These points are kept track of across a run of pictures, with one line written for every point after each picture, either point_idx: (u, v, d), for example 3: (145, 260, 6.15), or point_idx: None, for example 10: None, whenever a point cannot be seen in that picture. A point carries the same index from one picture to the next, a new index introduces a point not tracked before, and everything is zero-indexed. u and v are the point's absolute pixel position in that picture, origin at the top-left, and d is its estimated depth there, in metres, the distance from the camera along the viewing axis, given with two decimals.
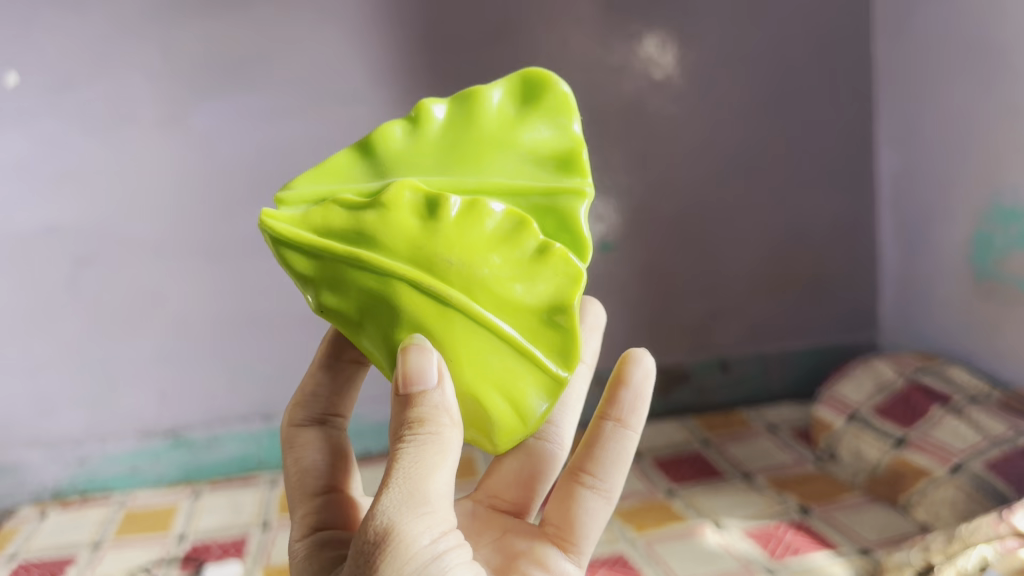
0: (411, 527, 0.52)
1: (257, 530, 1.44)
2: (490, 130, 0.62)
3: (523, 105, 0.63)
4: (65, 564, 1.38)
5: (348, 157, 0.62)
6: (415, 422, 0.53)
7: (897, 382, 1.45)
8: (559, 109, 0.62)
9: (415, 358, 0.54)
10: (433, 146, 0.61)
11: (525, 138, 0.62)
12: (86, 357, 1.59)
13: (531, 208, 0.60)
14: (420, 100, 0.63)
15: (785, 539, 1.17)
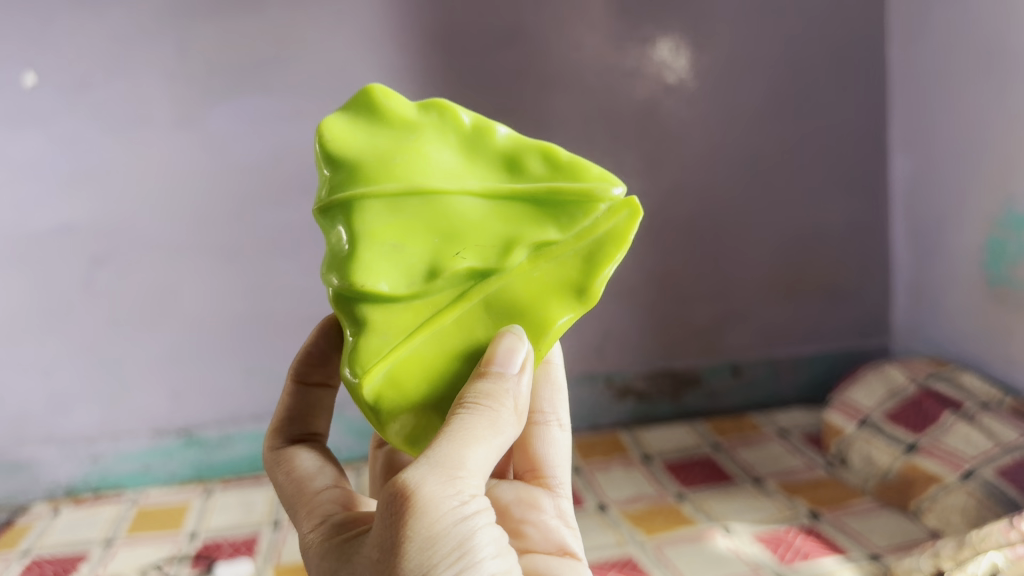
0: (438, 484, 0.48)
1: (267, 529, 1.45)
2: (406, 149, 0.60)
3: (372, 125, 0.62)
4: (76, 561, 1.39)
5: (526, 155, 0.61)
6: (481, 391, 0.52)
7: (909, 388, 1.45)
8: (341, 137, 0.61)
9: (509, 344, 0.54)
10: (456, 164, 0.60)
11: (366, 154, 0.60)
12: (100, 355, 1.61)
13: (370, 226, 0.57)
14: (456, 110, 0.62)
15: (795, 545, 1.17)
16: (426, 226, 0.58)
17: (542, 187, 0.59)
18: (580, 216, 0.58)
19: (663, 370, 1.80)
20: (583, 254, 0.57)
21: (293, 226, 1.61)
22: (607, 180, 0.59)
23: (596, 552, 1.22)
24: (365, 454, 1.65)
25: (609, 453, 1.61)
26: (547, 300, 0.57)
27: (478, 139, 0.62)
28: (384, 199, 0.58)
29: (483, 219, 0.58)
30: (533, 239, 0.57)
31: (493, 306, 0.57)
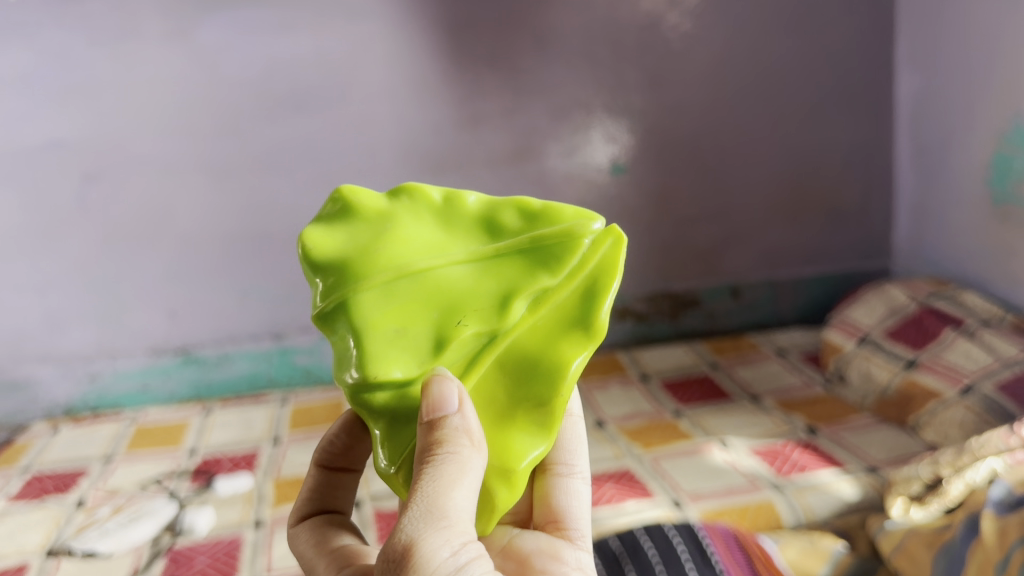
0: (426, 540, 0.47)
1: (267, 445, 1.46)
2: (387, 238, 0.58)
3: (347, 221, 0.60)
4: (77, 476, 1.40)
5: (501, 215, 0.60)
6: (438, 441, 0.49)
7: (910, 306, 1.44)
8: (321, 242, 0.59)
9: (440, 387, 0.50)
10: (436, 237, 0.59)
11: (349, 252, 0.58)
12: (96, 275, 1.59)
13: (370, 318, 0.55)
14: (425, 190, 0.62)
15: (793, 458, 1.17)
16: (425, 303, 0.56)
17: (524, 240, 0.58)
18: (568, 256, 0.57)
19: (662, 292, 1.79)
20: (581, 293, 0.56)
21: (287, 141, 1.58)
22: (585, 216, 0.59)
23: (594, 465, 1.23)
24: None
25: (608, 372, 1.61)
26: (558, 343, 0.55)
27: (454, 212, 0.61)
28: (380, 291, 0.56)
29: (478, 284, 0.57)
30: (530, 290, 0.56)
31: (506, 364, 0.55)
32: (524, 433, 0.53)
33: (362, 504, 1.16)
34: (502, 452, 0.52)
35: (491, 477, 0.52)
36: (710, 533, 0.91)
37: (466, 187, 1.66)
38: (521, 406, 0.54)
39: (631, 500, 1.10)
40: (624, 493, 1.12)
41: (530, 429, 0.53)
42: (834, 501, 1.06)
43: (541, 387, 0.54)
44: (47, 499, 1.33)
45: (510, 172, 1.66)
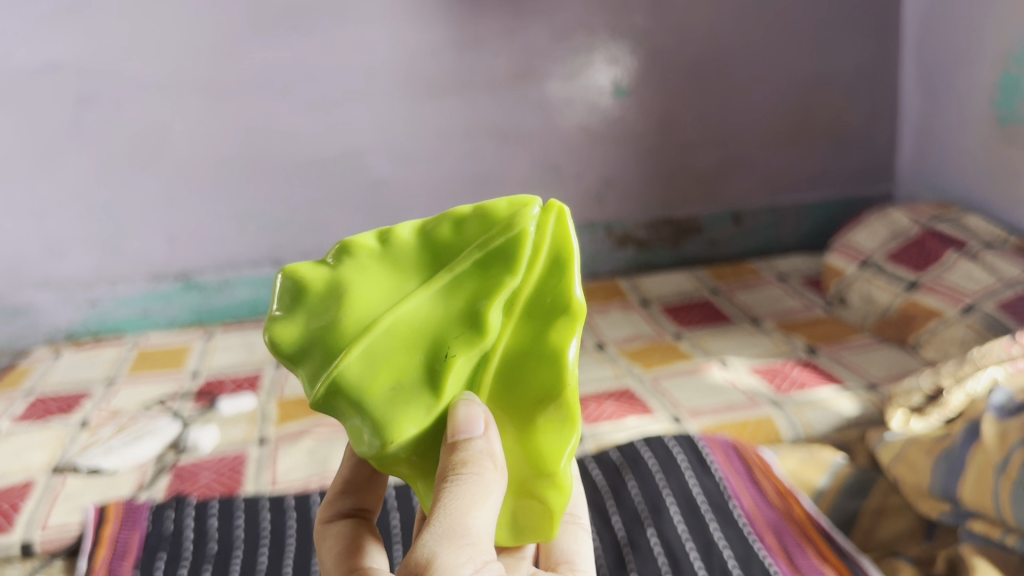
0: (446, 555, 0.45)
1: (269, 368, 1.47)
2: (344, 306, 0.51)
3: (293, 308, 0.52)
4: (80, 398, 1.41)
5: (442, 235, 0.52)
6: (455, 462, 0.47)
7: (913, 229, 1.43)
8: (283, 340, 0.51)
9: (467, 409, 0.48)
10: (386, 283, 0.52)
11: (318, 337, 0.50)
12: (93, 201, 1.58)
13: (361, 397, 0.49)
14: (352, 240, 0.53)
15: (792, 375, 1.18)
16: (405, 350, 0.50)
17: (472, 254, 0.51)
18: (521, 250, 0.50)
19: (663, 218, 1.78)
20: (547, 279, 0.51)
21: (283, 62, 1.55)
22: (520, 204, 0.52)
23: (594, 384, 1.24)
24: None
25: (608, 298, 1.61)
26: (546, 338, 0.51)
27: (389, 246, 0.53)
28: (361, 360, 0.49)
29: (450, 316, 0.50)
30: (497, 295, 0.50)
31: (505, 371, 0.51)
32: (550, 427, 0.51)
33: None
34: (538, 455, 0.51)
35: (541, 484, 0.52)
36: (710, 444, 0.91)
37: (466, 110, 1.64)
38: (535, 409, 0.51)
39: (632, 417, 1.11)
40: (624, 410, 1.13)
41: (551, 422, 0.51)
42: (834, 416, 1.07)
43: (547, 383, 0.51)
44: (51, 420, 1.34)
45: (511, 96, 1.64)
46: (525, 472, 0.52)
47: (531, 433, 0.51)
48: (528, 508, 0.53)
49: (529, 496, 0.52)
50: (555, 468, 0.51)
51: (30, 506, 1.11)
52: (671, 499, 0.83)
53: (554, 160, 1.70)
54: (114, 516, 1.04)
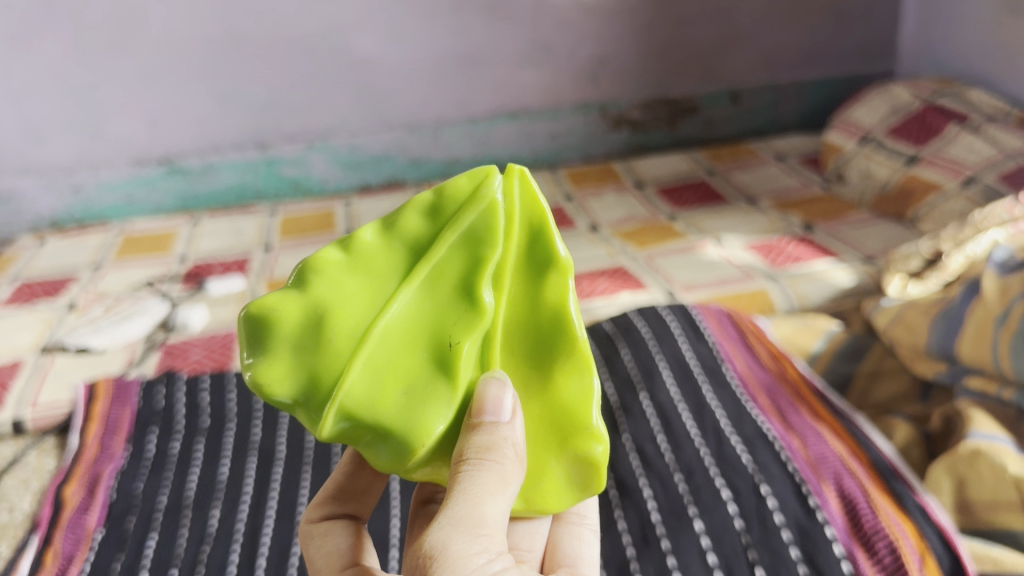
0: (460, 542, 0.40)
1: (258, 252, 1.45)
2: (328, 320, 0.46)
3: (271, 344, 0.46)
4: (66, 283, 1.39)
5: (409, 227, 0.48)
6: (478, 446, 0.43)
7: (914, 103, 1.39)
8: (272, 377, 0.45)
9: (496, 389, 0.44)
10: (362, 287, 0.47)
11: (308, 362, 0.45)
12: (69, 83, 1.51)
13: (375, 404, 0.44)
14: (315, 256, 0.48)
15: (788, 250, 1.16)
16: (407, 350, 0.45)
17: (449, 236, 0.47)
18: (495, 219, 0.47)
19: (660, 97, 1.75)
20: (528, 242, 0.48)
21: None
22: (480, 175, 0.48)
23: (587, 264, 1.22)
24: (353, 185, 1.71)
25: (602, 180, 1.58)
26: (542, 296, 0.47)
27: (354, 251, 0.48)
28: (366, 374, 0.44)
29: (446, 309, 0.46)
30: (485, 271, 0.46)
31: (510, 343, 0.47)
32: (570, 380, 0.47)
33: None
34: (566, 413, 0.47)
35: (577, 440, 0.47)
36: (704, 312, 0.90)
37: None
38: (551, 371, 0.47)
39: (625, 292, 1.10)
40: (617, 286, 1.12)
41: (572, 375, 0.47)
42: (829, 288, 1.05)
43: (556, 342, 0.47)
44: (38, 303, 1.33)
45: None
46: (559, 436, 0.47)
47: (553, 391, 0.47)
48: (569, 473, 0.47)
49: (568, 460, 0.47)
50: (588, 420, 0.47)
51: (20, 385, 1.10)
52: (664, 364, 0.83)
53: (546, 38, 1.65)
54: (103, 393, 1.03)
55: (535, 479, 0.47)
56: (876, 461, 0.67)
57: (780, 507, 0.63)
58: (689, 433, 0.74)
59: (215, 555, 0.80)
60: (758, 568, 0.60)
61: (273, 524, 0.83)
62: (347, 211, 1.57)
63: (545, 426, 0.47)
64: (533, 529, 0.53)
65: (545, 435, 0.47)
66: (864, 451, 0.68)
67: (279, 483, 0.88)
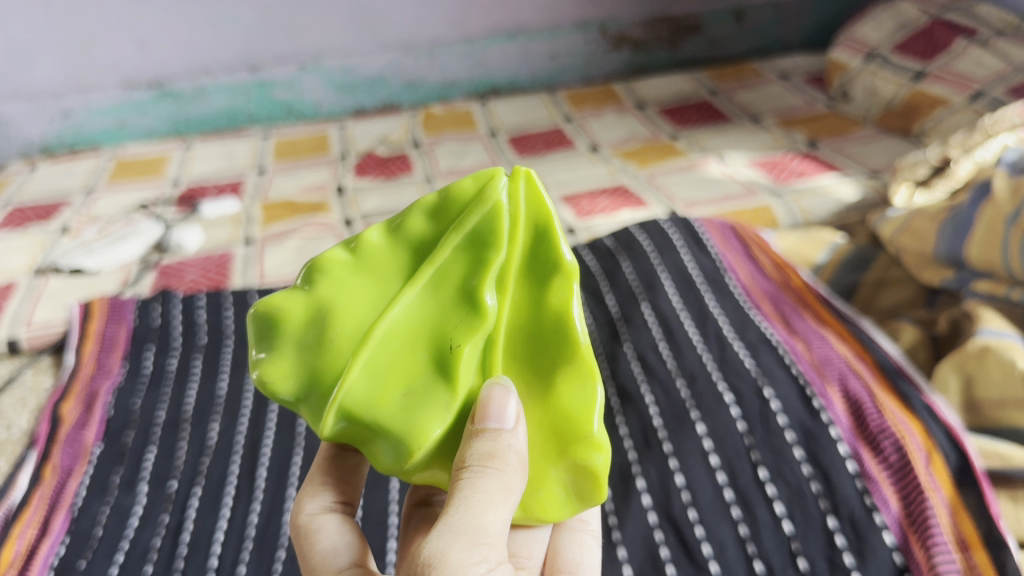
0: (461, 553, 0.37)
1: (252, 175, 1.43)
2: (330, 321, 0.44)
3: (276, 343, 0.45)
4: (58, 207, 1.37)
5: (415, 230, 0.46)
6: (480, 453, 0.40)
7: (922, 18, 1.35)
8: (275, 375, 0.44)
9: (500, 397, 0.41)
10: (365, 290, 0.45)
11: (311, 362, 0.43)
12: (55, 4, 1.45)
13: (372, 407, 0.42)
14: (323, 258, 0.47)
15: (792, 166, 1.14)
16: (407, 352, 0.43)
17: (453, 238, 0.45)
18: (498, 221, 0.44)
19: (662, 17, 1.71)
20: (533, 244, 0.45)
21: None
22: (487, 177, 0.46)
23: (587, 183, 1.20)
24: (347, 108, 1.69)
25: (602, 101, 1.55)
26: (545, 300, 0.44)
27: (360, 253, 0.47)
28: (366, 374, 0.43)
29: (448, 310, 0.44)
30: (487, 273, 0.43)
31: (512, 347, 0.44)
32: (571, 386, 0.43)
33: (354, 224, 1.19)
34: (566, 421, 0.42)
35: (577, 448, 0.42)
36: (706, 226, 0.88)
37: None
38: (552, 376, 0.43)
39: (626, 210, 1.08)
40: (619, 204, 1.10)
41: (573, 382, 0.43)
42: (833, 203, 1.03)
43: (560, 346, 0.43)
44: (30, 226, 1.31)
45: None
46: (558, 444, 0.43)
47: (552, 398, 0.43)
48: (567, 481, 0.43)
49: (568, 470, 0.43)
50: (588, 427, 0.42)
51: (14, 305, 1.09)
52: (666, 275, 0.81)
53: None
54: (98, 312, 1.01)
55: (533, 486, 0.43)
56: (882, 362, 0.66)
57: (783, 410, 0.63)
58: (692, 340, 0.73)
59: (215, 467, 0.79)
60: (761, 470, 0.60)
61: (274, 436, 0.82)
62: (341, 133, 1.55)
63: (545, 433, 0.43)
64: (533, 537, 0.49)
65: (544, 443, 0.43)
66: (870, 352, 0.67)
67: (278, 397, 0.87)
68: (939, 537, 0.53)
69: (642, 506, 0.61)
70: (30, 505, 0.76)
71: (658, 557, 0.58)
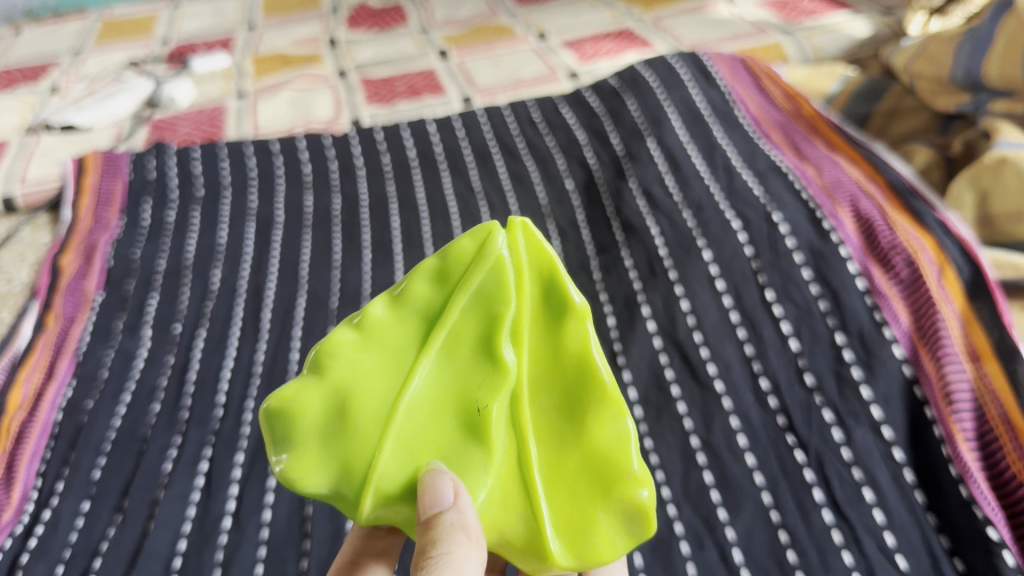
0: None
1: (242, 31, 1.38)
2: (348, 406, 0.39)
3: (295, 441, 0.39)
4: (46, 68, 1.33)
5: (419, 295, 0.41)
6: (430, 541, 0.37)
7: None
8: (300, 470, 0.38)
9: (437, 483, 0.36)
10: (376, 365, 0.40)
11: (335, 452, 0.38)
12: None
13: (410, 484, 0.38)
14: (326, 338, 0.41)
15: (803, 5, 1.10)
16: (435, 420, 0.39)
17: (458, 299, 0.40)
18: (503, 274, 0.40)
19: None
20: (542, 291, 0.41)
21: None
22: (484, 234, 0.41)
23: (590, 28, 1.16)
24: None
25: None
26: (562, 343, 0.40)
27: (362, 325, 0.41)
28: (398, 453, 0.38)
29: (469, 373, 0.39)
30: (501, 329, 0.39)
31: (538, 398, 0.40)
32: (603, 426, 0.39)
33: (348, 74, 1.15)
34: (603, 460, 0.38)
35: (620, 486, 0.38)
36: (714, 59, 0.84)
37: None
38: (582, 421, 0.39)
39: (631, 52, 1.05)
40: (623, 47, 1.07)
41: (604, 421, 0.39)
42: (845, 39, 0.99)
43: (586, 389, 0.39)
44: (19, 87, 1.27)
45: None
46: (600, 485, 0.38)
47: (587, 441, 0.39)
48: (621, 521, 0.38)
49: (617, 509, 0.38)
50: (628, 464, 0.38)
51: (7, 163, 1.06)
52: (672, 110, 0.78)
53: None
54: (93, 166, 0.97)
55: (582, 532, 0.38)
56: (894, 182, 0.64)
57: (792, 232, 0.61)
58: (699, 171, 0.70)
59: (219, 310, 0.77)
60: (769, 292, 0.59)
61: (277, 280, 0.80)
62: None
63: (583, 477, 0.38)
64: None
65: (582, 486, 0.38)
66: (881, 173, 0.66)
67: (278, 244, 0.85)
68: (950, 348, 0.52)
69: (647, 332, 0.63)
70: (35, 350, 0.75)
71: (664, 379, 0.60)
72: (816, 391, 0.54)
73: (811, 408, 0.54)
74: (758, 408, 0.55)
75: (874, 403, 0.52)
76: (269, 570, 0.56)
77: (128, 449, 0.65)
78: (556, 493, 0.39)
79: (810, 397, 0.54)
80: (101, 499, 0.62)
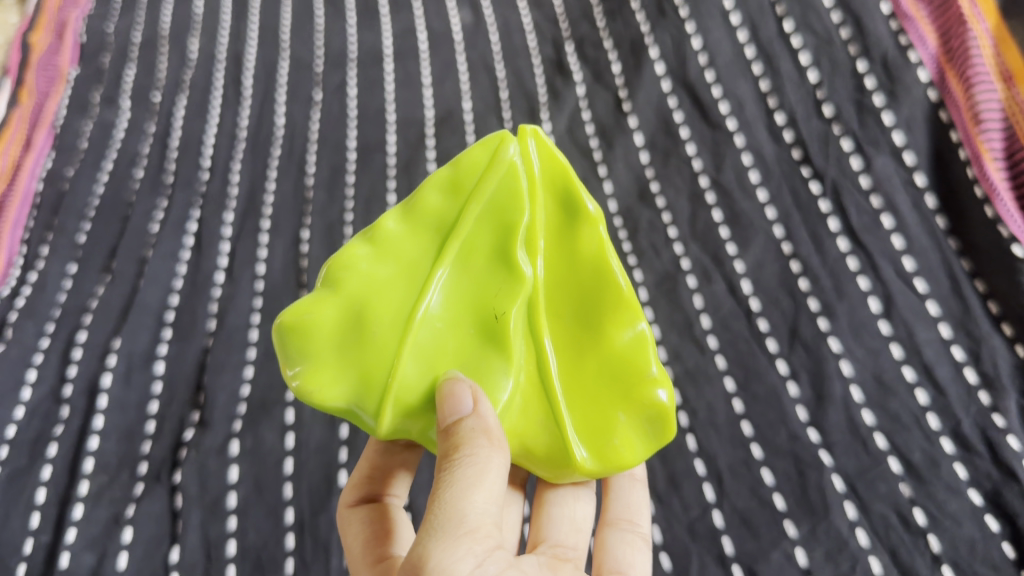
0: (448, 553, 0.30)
1: None
2: (364, 318, 0.35)
3: (308, 355, 0.35)
4: None
5: (429, 204, 0.38)
6: (447, 453, 0.33)
7: None
8: (318, 382, 0.35)
9: (452, 390, 0.34)
10: (390, 275, 0.37)
11: (353, 364, 0.35)
12: None
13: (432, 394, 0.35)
14: (336, 256, 0.37)
15: None
16: (450, 330, 0.36)
17: (472, 208, 0.37)
18: (517, 181, 0.37)
19: None
20: (555, 199, 0.38)
21: None
22: (496, 143, 0.38)
23: None
24: None
25: None
26: (577, 248, 0.38)
27: (370, 238, 0.37)
28: (418, 365, 0.35)
29: (486, 282, 0.37)
30: (518, 236, 0.37)
31: (554, 306, 0.38)
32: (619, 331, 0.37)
33: None
34: (620, 363, 0.37)
35: (638, 388, 0.37)
36: None
37: None
38: (600, 330, 0.38)
39: None
40: None
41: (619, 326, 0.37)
42: None
43: (602, 295, 0.38)
44: None
45: None
46: (620, 388, 0.37)
47: (604, 346, 0.37)
48: (641, 425, 0.37)
49: (637, 412, 0.37)
50: (646, 364, 0.37)
51: None
52: None
53: None
54: None
55: (602, 436, 0.37)
56: None
57: None
58: None
59: (199, 77, 0.71)
60: (787, 22, 0.55)
61: (258, 46, 0.72)
62: None
63: (602, 382, 0.37)
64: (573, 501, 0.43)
65: (599, 391, 0.37)
66: None
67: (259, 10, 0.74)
68: (979, 64, 0.49)
69: (656, 75, 0.58)
70: (8, 125, 0.68)
71: (672, 122, 0.57)
72: (835, 121, 0.51)
73: (829, 138, 0.51)
74: (772, 143, 0.53)
75: (896, 129, 0.50)
76: (266, 320, 0.55)
77: (113, 214, 0.62)
78: (575, 399, 0.38)
79: (828, 127, 0.51)
80: (88, 261, 0.59)
